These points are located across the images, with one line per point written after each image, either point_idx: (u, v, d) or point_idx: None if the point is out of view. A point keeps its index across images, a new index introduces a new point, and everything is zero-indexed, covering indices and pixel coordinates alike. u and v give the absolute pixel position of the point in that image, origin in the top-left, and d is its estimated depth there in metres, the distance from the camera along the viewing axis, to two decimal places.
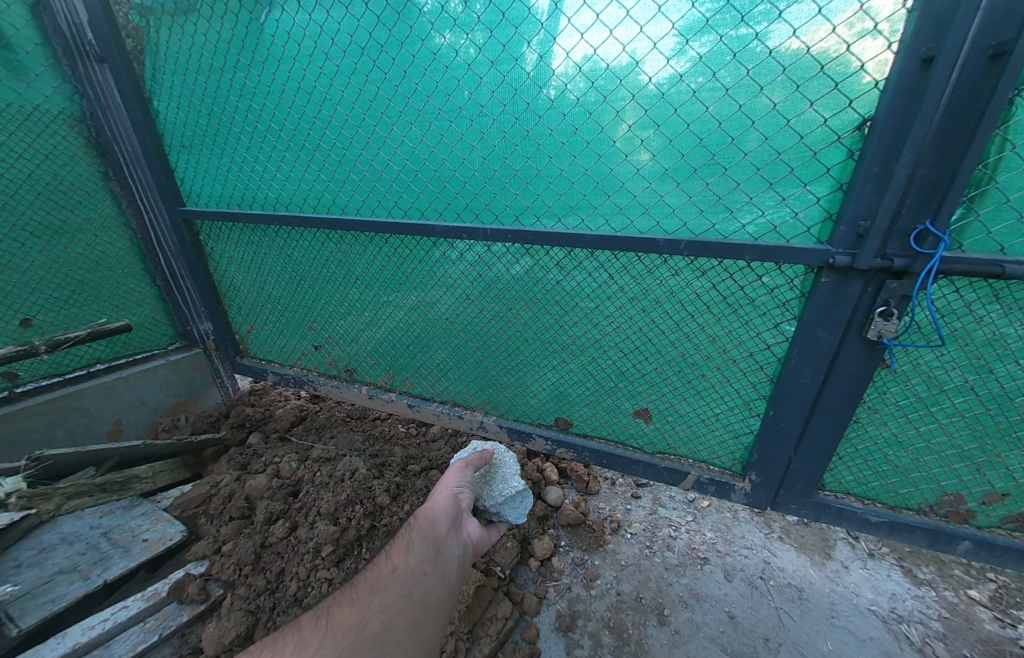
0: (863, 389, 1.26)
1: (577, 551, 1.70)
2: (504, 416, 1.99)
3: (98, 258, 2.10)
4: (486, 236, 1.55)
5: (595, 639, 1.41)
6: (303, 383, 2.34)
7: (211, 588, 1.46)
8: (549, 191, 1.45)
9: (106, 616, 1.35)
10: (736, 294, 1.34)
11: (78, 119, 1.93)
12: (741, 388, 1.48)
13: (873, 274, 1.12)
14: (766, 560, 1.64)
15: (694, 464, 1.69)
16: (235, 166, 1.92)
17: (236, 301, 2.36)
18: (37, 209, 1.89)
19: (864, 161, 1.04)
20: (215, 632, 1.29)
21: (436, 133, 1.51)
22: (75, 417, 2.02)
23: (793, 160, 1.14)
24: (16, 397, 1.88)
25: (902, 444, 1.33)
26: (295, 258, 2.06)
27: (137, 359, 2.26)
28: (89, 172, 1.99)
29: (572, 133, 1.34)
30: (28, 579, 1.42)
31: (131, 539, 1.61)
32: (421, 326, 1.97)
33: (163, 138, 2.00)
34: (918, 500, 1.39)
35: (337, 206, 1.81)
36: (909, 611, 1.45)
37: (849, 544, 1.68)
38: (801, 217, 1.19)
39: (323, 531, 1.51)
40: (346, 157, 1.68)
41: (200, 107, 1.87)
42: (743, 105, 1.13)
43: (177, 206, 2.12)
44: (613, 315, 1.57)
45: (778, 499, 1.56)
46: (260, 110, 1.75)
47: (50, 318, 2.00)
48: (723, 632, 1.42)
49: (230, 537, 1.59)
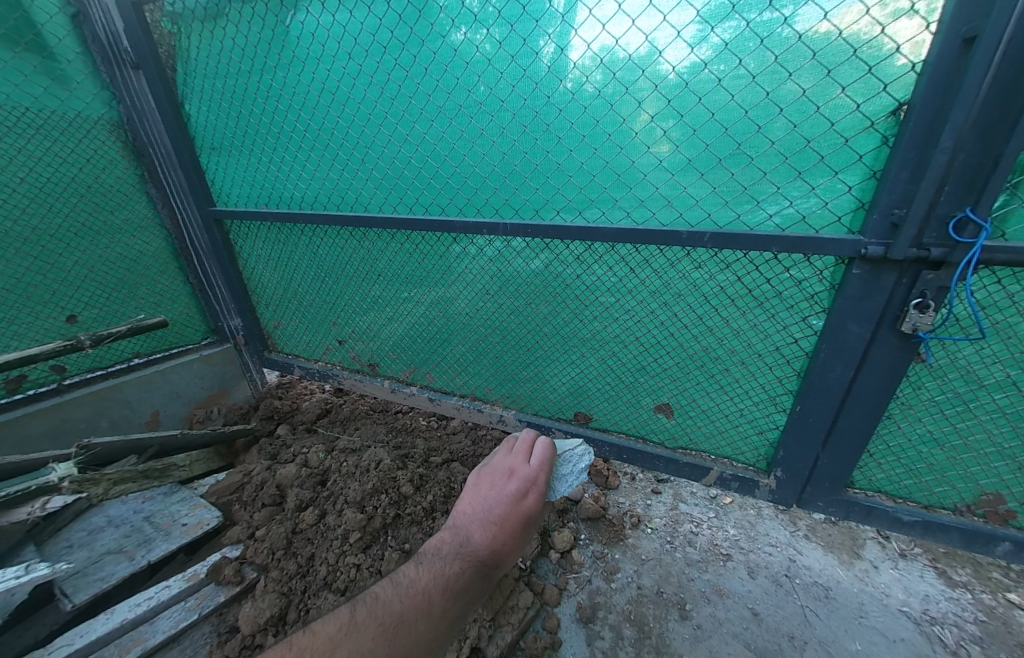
0: (897, 384, 1.22)
1: (598, 544, 1.71)
2: (524, 410, 2.01)
3: (135, 257, 2.20)
4: (506, 231, 1.56)
5: (616, 632, 1.41)
6: (328, 377, 2.41)
7: (246, 570, 1.53)
8: (569, 184, 1.45)
9: (150, 594, 1.43)
10: (763, 287, 1.31)
11: (115, 124, 2.02)
12: (766, 383, 1.46)
13: (908, 265, 1.08)
14: (791, 558, 1.61)
15: (716, 459, 1.67)
16: (262, 166, 1.98)
17: (264, 297, 2.44)
18: (80, 211, 2.00)
19: (899, 147, 1.00)
20: (251, 611, 1.35)
21: (457, 129, 1.52)
22: (118, 408, 2.14)
23: (823, 147, 1.11)
24: (65, 389, 2.00)
25: (937, 442, 1.29)
26: (319, 255, 2.11)
27: (173, 354, 2.36)
28: (127, 175, 2.09)
29: (593, 125, 1.33)
30: (80, 558, 1.52)
31: (171, 523, 1.70)
32: (441, 322, 1.99)
33: (194, 140, 2.08)
34: (954, 499, 1.34)
35: (359, 203, 1.85)
36: (943, 613, 1.40)
37: (879, 544, 1.64)
38: (830, 207, 1.15)
39: (351, 519, 1.56)
40: (368, 155, 1.71)
41: (229, 109, 1.93)
42: (770, 93, 1.11)
43: (209, 206, 2.20)
44: (634, 309, 1.56)
45: (804, 496, 1.53)
46: (286, 111, 1.80)
47: (94, 314, 2.12)
48: (746, 628, 1.41)
49: (263, 523, 1.66)
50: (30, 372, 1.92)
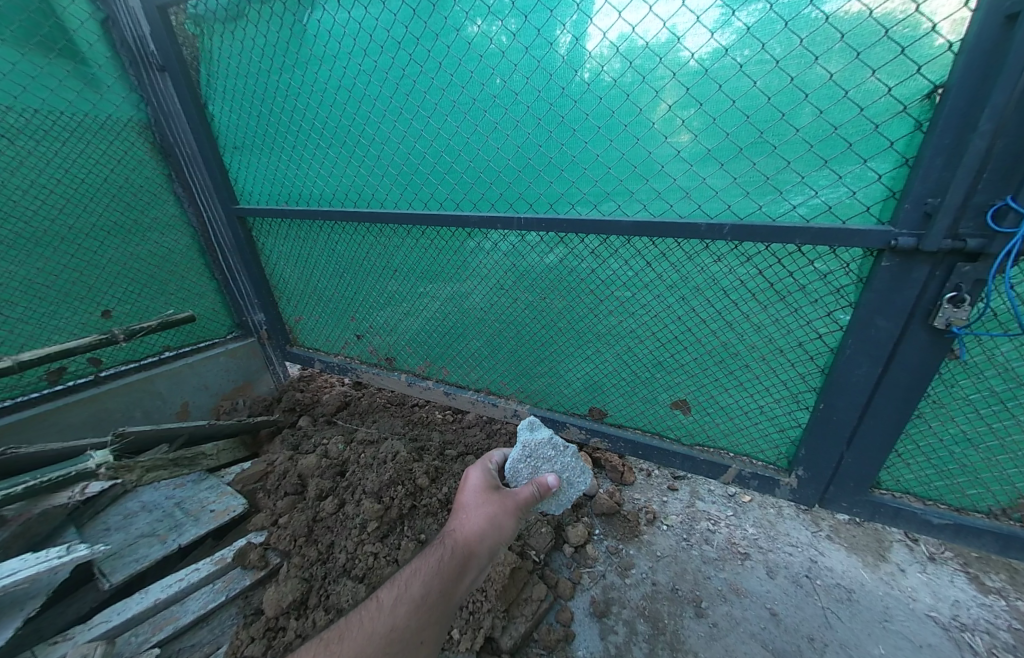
0: (928, 382, 1.17)
1: (612, 539, 1.71)
2: (538, 404, 2.01)
3: (165, 254, 2.29)
4: (521, 226, 1.56)
5: (630, 627, 1.41)
6: (347, 370, 2.47)
7: (269, 556, 1.59)
8: (584, 177, 1.43)
9: (181, 576, 1.50)
10: (785, 281, 1.27)
11: (144, 126, 2.10)
12: (788, 379, 1.42)
13: (942, 256, 1.03)
14: (813, 559, 1.57)
15: (735, 457, 1.64)
16: (282, 164, 2.03)
17: (285, 292, 2.50)
18: (113, 210, 2.09)
19: (934, 132, 0.95)
20: (275, 594, 1.40)
21: (471, 123, 1.52)
22: (150, 398, 2.24)
23: (851, 134, 1.06)
24: (102, 380, 2.11)
25: (971, 442, 1.23)
26: (337, 251, 2.15)
27: (200, 347, 2.46)
28: (155, 175, 2.17)
29: (608, 116, 1.31)
30: (117, 540, 1.61)
31: (200, 509, 1.78)
32: (456, 317, 2.01)
33: (217, 139, 2.13)
34: (989, 502, 1.28)
35: (375, 200, 1.87)
36: (974, 620, 1.35)
37: (906, 547, 1.58)
38: (859, 196, 1.11)
39: (369, 508, 1.60)
40: (384, 151, 1.73)
41: (250, 109, 1.98)
42: (795, 77, 1.06)
43: (232, 204, 2.26)
44: (650, 303, 1.54)
45: (827, 496, 1.49)
46: (304, 109, 1.83)
47: (127, 309, 2.22)
48: (764, 628, 1.38)
49: (285, 511, 1.72)
50: (70, 364, 2.03)
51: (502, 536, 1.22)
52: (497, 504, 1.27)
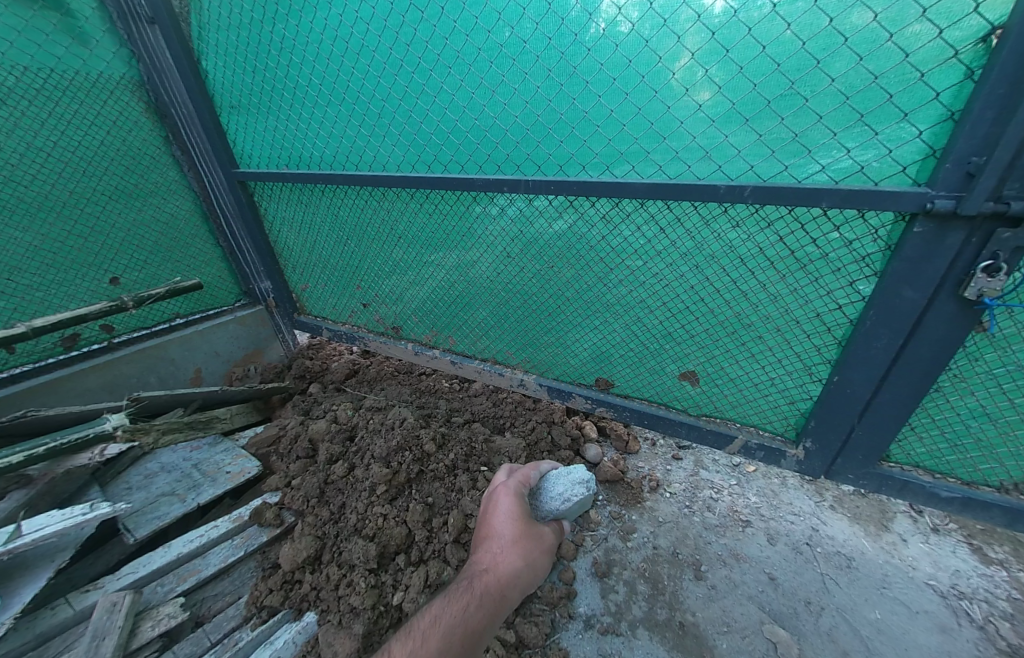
0: (951, 355, 1.12)
1: (615, 505, 1.74)
2: (544, 374, 2.00)
3: (168, 220, 2.27)
4: (528, 188, 1.49)
5: (630, 587, 1.46)
6: (355, 339, 2.48)
7: (284, 515, 1.66)
8: (596, 136, 1.34)
9: (200, 532, 1.58)
10: (807, 248, 1.21)
11: (137, 84, 2.02)
12: (801, 351, 1.38)
13: (980, 222, 0.95)
14: (814, 527, 1.59)
15: (742, 427, 1.63)
16: (282, 126, 1.95)
17: (290, 259, 2.48)
18: (112, 174, 2.06)
19: (985, 84, 0.85)
20: (290, 551, 1.47)
21: (476, 77, 1.43)
22: (163, 364, 2.29)
23: (892, 85, 0.96)
24: (115, 347, 2.14)
25: (989, 416, 1.20)
26: (341, 217, 2.10)
27: (209, 315, 2.48)
28: (152, 137, 2.12)
29: (624, 67, 1.21)
30: (139, 498, 1.68)
31: (216, 470, 1.84)
32: (462, 285, 1.97)
33: (214, 99, 2.05)
34: (1000, 477, 1.27)
35: (378, 163, 1.80)
36: (973, 588, 1.37)
37: (910, 518, 1.59)
38: (895, 155, 1.02)
39: (378, 472, 1.63)
40: (385, 109, 1.65)
41: (245, 64, 1.88)
42: (834, 19, 0.95)
43: (232, 167, 2.19)
44: (662, 272, 1.48)
45: (834, 468, 1.48)
46: (301, 64, 1.74)
47: (135, 276, 2.23)
48: (762, 591, 1.42)
49: (298, 473, 1.77)
50: (83, 331, 2.06)
51: (538, 573, 1.31)
52: (536, 543, 1.33)
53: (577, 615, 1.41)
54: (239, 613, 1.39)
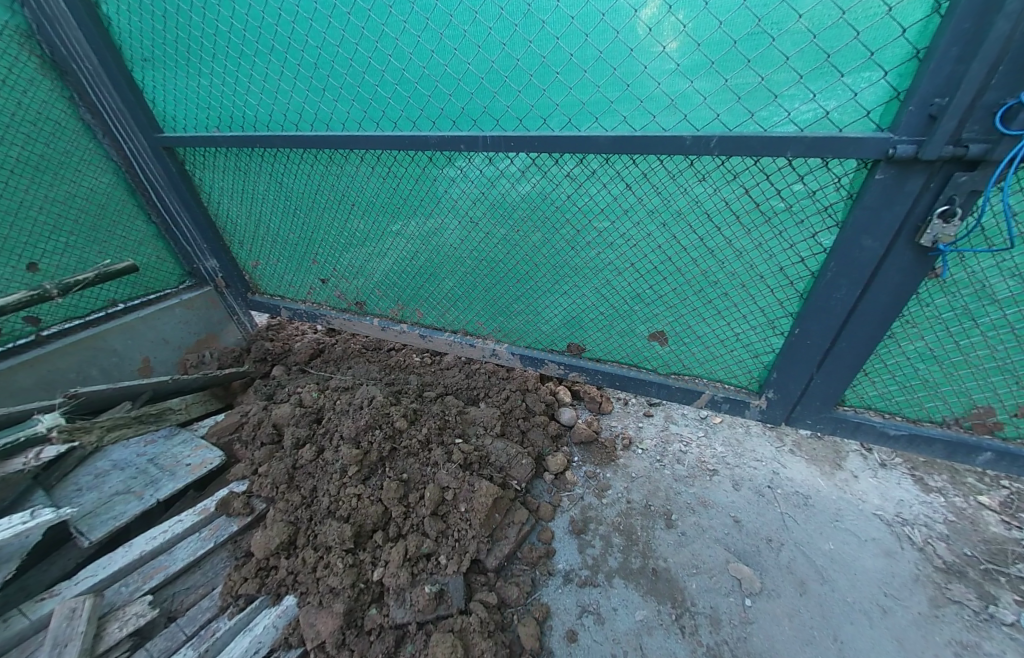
0: (905, 302, 1.15)
1: (590, 465, 1.79)
2: (515, 343, 1.97)
3: (87, 196, 2.02)
4: (487, 145, 1.38)
5: (606, 540, 1.53)
6: (317, 317, 2.35)
7: (254, 503, 1.62)
8: (556, 85, 1.24)
9: (164, 528, 1.52)
10: (772, 201, 1.18)
11: (25, 34, 1.72)
12: (765, 306, 1.40)
13: (938, 165, 0.95)
14: (775, 471, 1.69)
15: (709, 383, 1.67)
16: (206, 83, 1.72)
17: (236, 235, 2.28)
18: (11, 144, 1.77)
19: (952, 17, 0.81)
20: (263, 538, 1.44)
21: (420, 17, 1.27)
22: (106, 356, 2.09)
23: (860, 21, 0.91)
24: (45, 340, 1.95)
25: (936, 358, 1.26)
26: (286, 185, 1.92)
27: (151, 299, 2.29)
28: (53, 98, 1.84)
29: (582, 3, 1.09)
30: (91, 499, 1.59)
31: (175, 463, 1.76)
32: (426, 255, 1.88)
33: (122, 51, 1.78)
34: (944, 414, 1.34)
35: (320, 122, 1.62)
36: (915, 515, 1.50)
37: (862, 456, 1.71)
38: (861, 98, 0.98)
39: (348, 454, 1.59)
40: (323, 58, 1.46)
41: (151, 8, 1.62)
42: None
43: (154, 133, 1.95)
44: (629, 232, 1.44)
45: (794, 415, 1.55)
46: (218, 5, 1.50)
47: (56, 262, 1.99)
48: (727, 533, 1.51)
49: (265, 460, 1.71)
50: (3, 325, 1.86)
51: None
52: None
53: (557, 571, 1.46)
54: (214, 604, 1.36)
